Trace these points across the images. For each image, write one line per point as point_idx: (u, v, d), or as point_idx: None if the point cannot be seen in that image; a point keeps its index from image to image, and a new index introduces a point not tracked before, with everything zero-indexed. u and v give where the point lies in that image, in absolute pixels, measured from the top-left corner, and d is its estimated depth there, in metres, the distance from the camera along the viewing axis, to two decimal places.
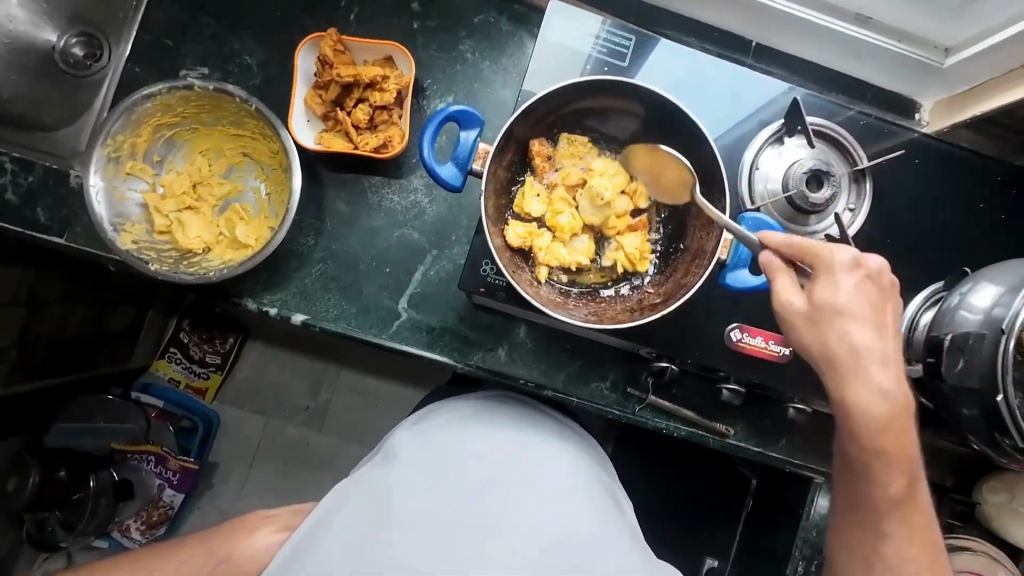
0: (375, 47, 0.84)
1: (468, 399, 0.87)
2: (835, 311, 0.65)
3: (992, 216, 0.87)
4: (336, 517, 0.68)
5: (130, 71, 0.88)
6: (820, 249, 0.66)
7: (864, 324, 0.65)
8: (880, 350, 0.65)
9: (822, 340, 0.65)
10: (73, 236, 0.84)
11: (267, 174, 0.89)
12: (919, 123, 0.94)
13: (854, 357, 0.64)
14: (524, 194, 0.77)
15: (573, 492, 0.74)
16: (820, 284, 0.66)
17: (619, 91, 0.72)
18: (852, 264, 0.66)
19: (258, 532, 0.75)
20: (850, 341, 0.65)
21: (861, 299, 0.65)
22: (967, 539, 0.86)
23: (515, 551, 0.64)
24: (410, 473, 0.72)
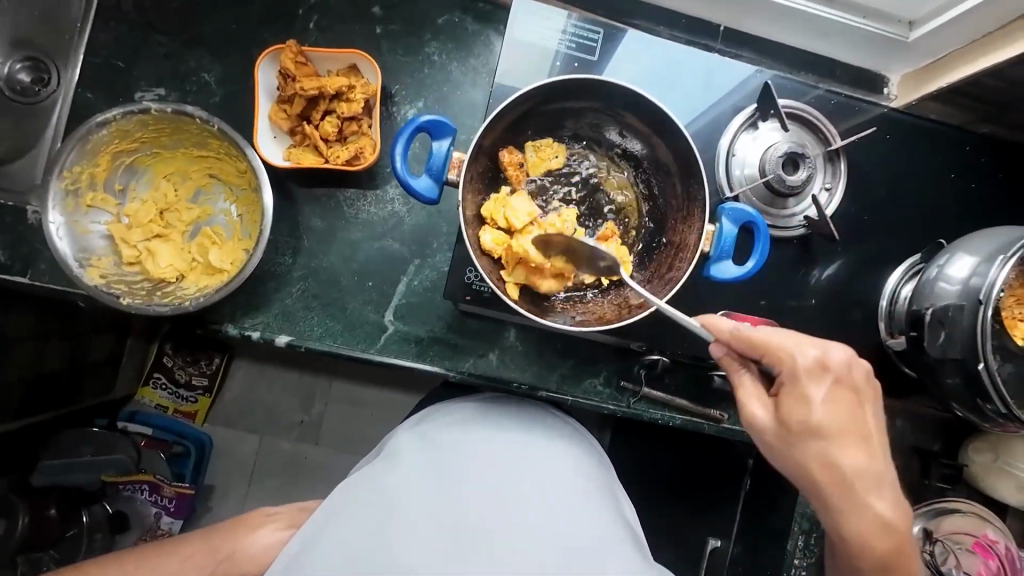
0: (338, 55, 0.81)
1: (465, 401, 0.86)
2: (813, 431, 0.65)
3: (963, 185, 0.88)
4: (341, 516, 0.70)
5: (82, 96, 0.84)
6: (782, 356, 0.65)
7: (844, 444, 0.65)
8: (869, 472, 0.65)
9: (804, 463, 0.65)
10: (37, 274, 0.80)
11: (237, 195, 0.86)
12: (888, 97, 0.95)
13: (840, 481, 0.65)
14: (499, 201, 0.74)
15: (572, 488, 0.77)
16: (793, 403, 0.65)
17: (592, 90, 0.71)
18: (817, 369, 0.65)
19: (262, 529, 0.78)
20: (834, 461, 0.65)
21: (834, 413, 0.65)
22: (957, 501, 0.89)
23: (521, 551, 0.67)
24: (415, 474, 0.73)
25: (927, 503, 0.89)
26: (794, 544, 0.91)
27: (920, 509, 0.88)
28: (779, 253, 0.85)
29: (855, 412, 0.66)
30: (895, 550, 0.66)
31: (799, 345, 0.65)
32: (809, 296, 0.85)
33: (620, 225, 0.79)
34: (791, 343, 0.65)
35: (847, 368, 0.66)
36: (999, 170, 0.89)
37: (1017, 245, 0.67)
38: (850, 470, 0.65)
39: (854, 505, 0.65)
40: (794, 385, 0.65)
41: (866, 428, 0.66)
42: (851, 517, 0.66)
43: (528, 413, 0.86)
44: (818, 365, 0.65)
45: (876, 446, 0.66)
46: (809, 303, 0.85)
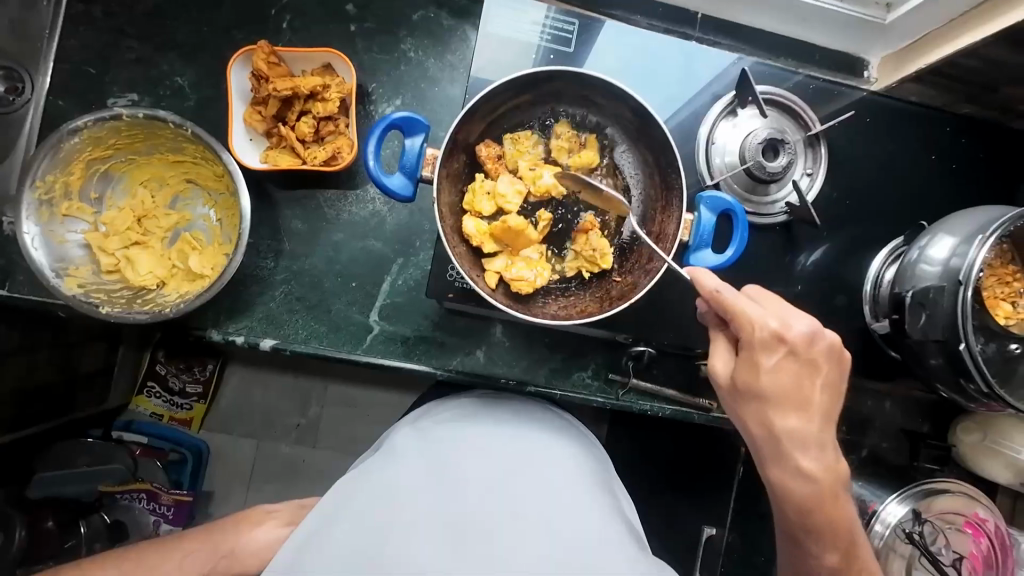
0: (312, 55, 0.80)
1: (463, 398, 0.86)
2: (757, 394, 0.66)
3: (945, 166, 0.88)
4: (342, 511, 0.70)
5: (54, 104, 0.83)
6: (741, 318, 0.65)
7: (785, 409, 0.66)
8: (803, 437, 0.66)
9: (745, 421, 0.68)
10: (16, 286, 0.80)
11: (215, 199, 0.85)
12: (868, 80, 0.94)
13: (775, 444, 0.67)
14: (477, 191, 0.74)
15: (570, 481, 0.77)
16: (743, 366, 0.66)
17: (567, 82, 0.71)
18: (772, 339, 0.64)
19: (262, 526, 0.80)
20: (773, 424, 0.66)
21: (782, 380, 0.65)
22: (949, 483, 0.87)
23: (518, 545, 0.68)
24: (415, 469, 0.74)
25: (916, 485, 0.87)
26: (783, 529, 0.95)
27: (910, 492, 0.86)
28: (762, 240, 0.84)
29: (806, 383, 0.66)
30: (821, 516, 0.68)
31: (759, 314, 0.65)
32: (795, 282, 0.85)
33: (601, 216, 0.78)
34: (753, 312, 0.65)
35: (806, 342, 0.65)
36: (981, 150, 0.89)
37: (995, 224, 0.67)
38: (789, 435, 0.66)
39: (783, 467, 0.67)
40: (747, 351, 0.65)
41: (815, 400, 0.66)
42: (778, 478, 0.68)
43: (521, 408, 0.86)
44: (776, 337, 0.64)
45: (822, 416, 0.66)
46: (795, 289, 0.85)
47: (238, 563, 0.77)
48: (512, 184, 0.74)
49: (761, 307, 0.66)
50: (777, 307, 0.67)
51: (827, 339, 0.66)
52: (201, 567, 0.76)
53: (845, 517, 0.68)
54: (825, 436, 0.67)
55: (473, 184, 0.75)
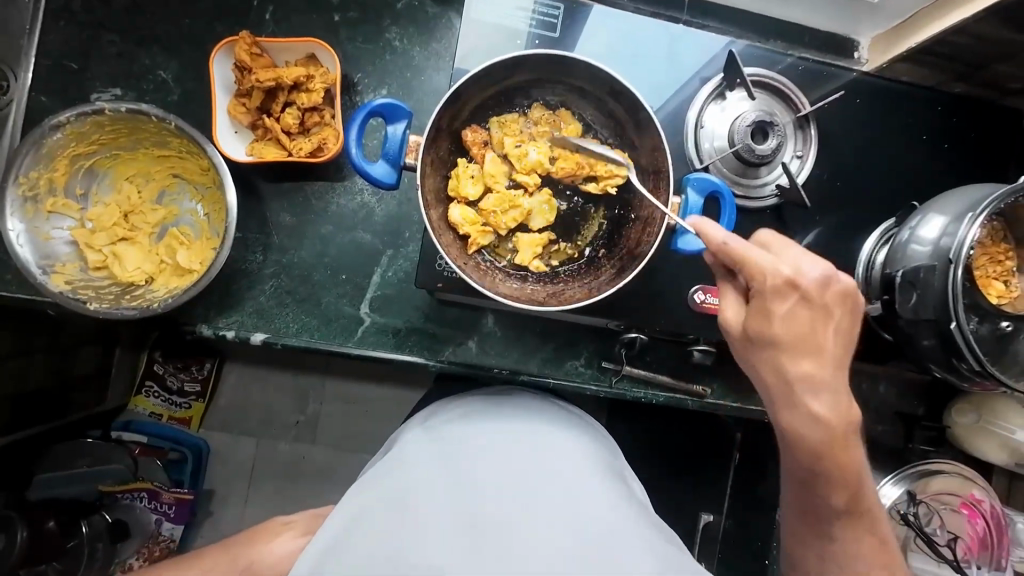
0: (295, 45, 0.79)
1: (474, 394, 0.87)
2: (768, 343, 0.65)
3: (935, 145, 0.88)
4: (359, 520, 0.67)
5: (37, 100, 0.82)
6: (748, 262, 0.64)
7: (798, 354, 0.65)
8: (818, 383, 0.65)
9: (756, 369, 0.68)
10: (4, 285, 0.79)
11: (202, 193, 0.85)
12: (858, 61, 0.93)
13: (788, 391, 0.66)
14: (461, 177, 0.73)
15: (585, 470, 0.76)
16: (754, 312, 0.66)
17: (555, 68, 0.71)
18: (783, 281, 0.63)
19: (278, 538, 0.76)
20: (784, 371, 0.66)
21: (794, 327, 0.64)
22: (943, 463, 0.89)
23: (541, 534, 0.66)
24: (427, 470, 0.72)
25: (911, 466, 0.89)
26: None
27: (905, 472, 0.88)
28: (753, 225, 0.84)
29: (820, 328, 0.65)
30: (833, 461, 0.67)
31: (769, 262, 0.64)
32: None
33: (586, 204, 0.78)
34: (765, 258, 0.64)
35: (818, 286, 0.64)
36: (972, 129, 0.88)
37: (985, 202, 0.67)
38: (803, 382, 0.65)
39: (794, 408, 0.66)
40: (757, 296, 0.65)
41: (828, 346, 0.65)
42: (792, 426, 0.67)
43: (522, 401, 0.85)
44: (790, 284, 0.64)
45: (836, 363, 0.66)
46: None
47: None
48: (496, 170, 0.74)
49: (771, 255, 0.66)
50: (787, 254, 0.66)
51: (841, 283, 0.65)
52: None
53: (854, 457, 0.67)
54: (840, 383, 0.66)
55: (455, 168, 0.74)
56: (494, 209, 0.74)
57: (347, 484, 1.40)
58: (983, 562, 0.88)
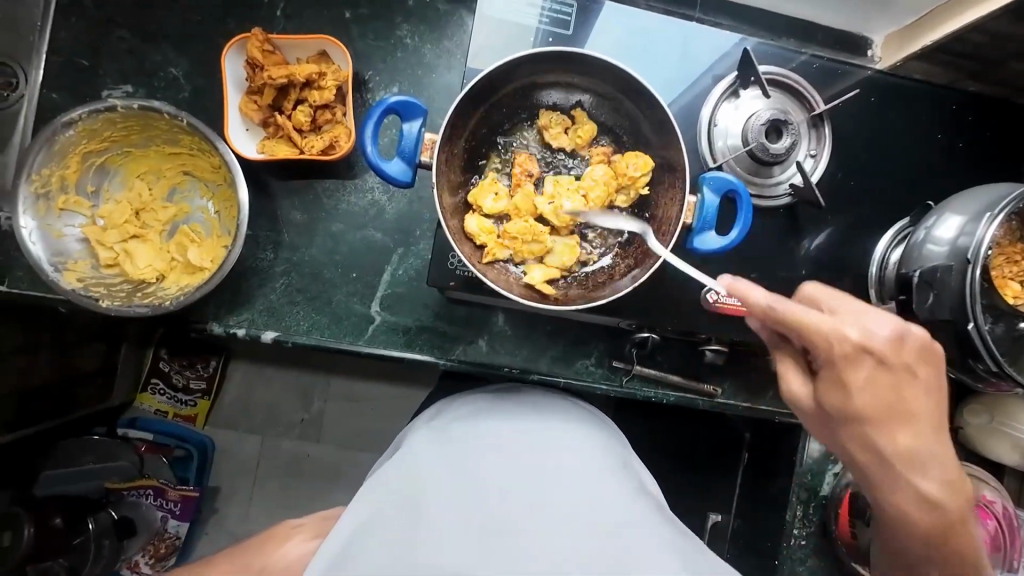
0: (307, 42, 0.79)
1: (482, 390, 0.86)
2: (851, 417, 0.63)
3: (950, 144, 0.87)
4: (369, 526, 0.65)
5: (47, 98, 0.82)
6: (825, 343, 0.60)
7: (894, 429, 0.63)
8: (921, 456, 0.64)
9: (842, 444, 0.66)
10: (15, 282, 0.79)
11: (213, 191, 0.85)
12: (872, 59, 0.93)
13: (892, 467, 0.65)
14: (483, 187, 0.74)
15: (593, 464, 0.75)
16: (828, 388, 0.63)
17: (570, 65, 0.70)
18: (858, 348, 0.60)
19: (290, 542, 0.75)
20: (877, 446, 0.64)
21: (877, 397, 0.62)
22: (954, 464, 0.88)
23: (554, 532, 0.66)
24: (434, 471, 0.72)
25: None
26: (793, 514, 0.90)
27: None
28: (765, 224, 0.84)
29: (903, 394, 0.63)
30: (949, 524, 0.66)
31: (829, 321, 0.60)
32: (800, 266, 0.84)
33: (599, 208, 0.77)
34: (827, 321, 0.60)
35: (893, 346, 0.61)
36: (986, 128, 0.88)
37: (1004, 202, 0.66)
38: (899, 457, 0.64)
39: (894, 486, 0.65)
40: (831, 372, 0.62)
41: (918, 410, 0.63)
42: (890, 503, 0.67)
43: (533, 398, 0.84)
44: (861, 347, 0.61)
45: (929, 427, 0.64)
46: (801, 274, 0.84)
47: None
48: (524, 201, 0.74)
49: (831, 316, 0.62)
50: (849, 309, 0.62)
51: (913, 336, 0.62)
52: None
53: (969, 538, 0.66)
54: (938, 450, 0.64)
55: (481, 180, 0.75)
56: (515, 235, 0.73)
57: (353, 482, 1.40)
58: (996, 564, 0.87)
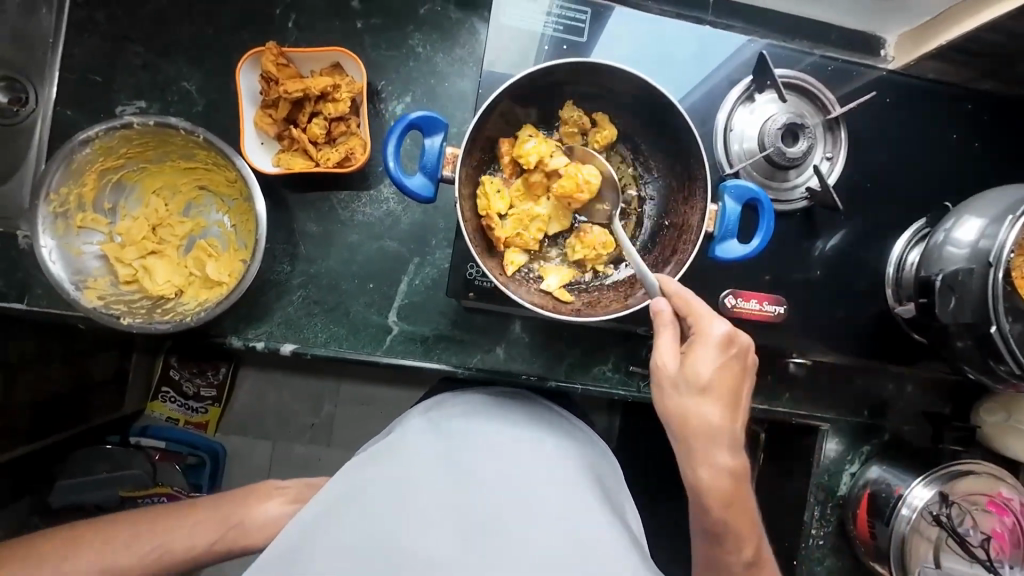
0: (321, 54, 0.79)
1: (481, 391, 0.84)
2: (697, 391, 0.62)
3: (967, 145, 0.87)
4: (346, 508, 0.64)
5: (62, 114, 0.82)
6: (699, 313, 0.64)
7: (717, 407, 0.63)
8: (730, 437, 0.64)
9: (678, 415, 0.63)
10: (34, 299, 0.80)
11: (229, 205, 0.85)
12: (885, 59, 0.92)
13: (704, 438, 0.63)
14: (490, 190, 0.72)
15: (581, 474, 0.74)
16: (694, 362, 0.63)
17: (586, 74, 0.70)
18: (723, 339, 0.63)
19: (270, 501, 0.79)
20: (702, 419, 0.63)
21: (722, 381, 0.63)
22: (974, 463, 0.86)
23: (535, 537, 0.64)
24: (427, 462, 0.70)
25: (943, 467, 0.85)
26: (811, 514, 0.94)
27: (936, 474, 0.85)
28: (779, 228, 0.84)
29: (739, 386, 0.65)
30: (731, 509, 0.64)
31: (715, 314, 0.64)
32: (814, 268, 0.84)
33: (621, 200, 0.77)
34: (707, 309, 0.64)
35: (747, 350, 0.65)
36: (1003, 129, 0.87)
37: None
38: (714, 433, 0.63)
39: (705, 462, 0.63)
40: (699, 341, 0.63)
41: (741, 400, 0.65)
42: (697, 479, 0.64)
43: (528, 406, 0.82)
44: (727, 340, 0.63)
45: (744, 422, 0.66)
46: (815, 275, 0.84)
47: (245, 536, 0.75)
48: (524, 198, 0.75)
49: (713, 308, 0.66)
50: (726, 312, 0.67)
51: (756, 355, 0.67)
52: (206, 538, 0.74)
53: (752, 515, 0.66)
54: (742, 442, 0.66)
55: (483, 182, 0.73)
56: (514, 232, 0.73)
57: None
58: (1013, 562, 0.87)
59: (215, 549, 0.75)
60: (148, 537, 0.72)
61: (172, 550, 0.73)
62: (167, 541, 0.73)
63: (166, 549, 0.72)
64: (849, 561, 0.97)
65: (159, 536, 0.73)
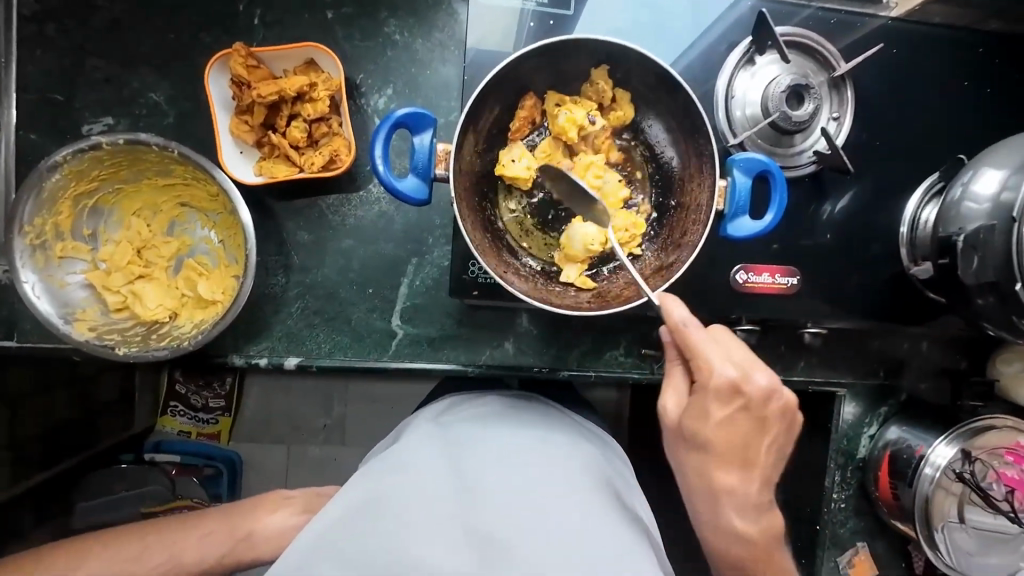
0: (293, 52, 0.74)
1: (491, 396, 0.80)
2: (698, 445, 0.63)
3: (978, 91, 0.83)
4: (354, 515, 0.59)
5: (25, 139, 0.77)
6: (702, 364, 0.61)
7: (726, 464, 0.64)
8: (743, 493, 0.65)
9: (685, 469, 0.66)
10: (24, 336, 0.77)
11: (214, 220, 0.81)
12: (886, 7, 0.81)
13: (710, 498, 0.65)
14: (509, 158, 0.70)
15: (594, 479, 0.67)
16: (693, 417, 0.62)
17: (575, 52, 0.66)
18: (728, 393, 0.60)
19: (276, 513, 0.77)
20: (711, 479, 0.65)
21: (728, 436, 0.62)
22: (995, 418, 0.86)
23: (543, 549, 0.56)
24: (436, 467, 0.64)
25: (964, 424, 0.85)
26: (832, 480, 0.94)
27: (957, 432, 0.84)
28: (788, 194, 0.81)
29: (754, 440, 0.64)
30: (753, 564, 0.68)
31: (722, 361, 0.61)
32: (823, 233, 0.82)
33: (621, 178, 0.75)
34: (712, 361, 0.61)
35: (761, 401, 0.62)
36: (1014, 71, 0.84)
37: None
38: (725, 490, 0.65)
39: (716, 518, 0.66)
40: (700, 398, 0.61)
41: (759, 458, 0.65)
42: (710, 534, 0.67)
43: (540, 406, 0.80)
44: (734, 391, 0.61)
45: (760, 474, 0.65)
46: (825, 240, 0.82)
47: (252, 549, 0.74)
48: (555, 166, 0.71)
49: (725, 353, 0.62)
50: (744, 355, 0.62)
51: (782, 399, 0.63)
52: (216, 550, 0.73)
53: (779, 565, 0.68)
54: (761, 493, 0.66)
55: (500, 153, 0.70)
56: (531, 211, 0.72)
57: None
58: None
59: (223, 562, 0.73)
60: (159, 550, 0.71)
61: (182, 563, 0.71)
62: (179, 554, 0.71)
63: (177, 563, 0.71)
64: (871, 520, 0.97)
65: (170, 548, 0.72)
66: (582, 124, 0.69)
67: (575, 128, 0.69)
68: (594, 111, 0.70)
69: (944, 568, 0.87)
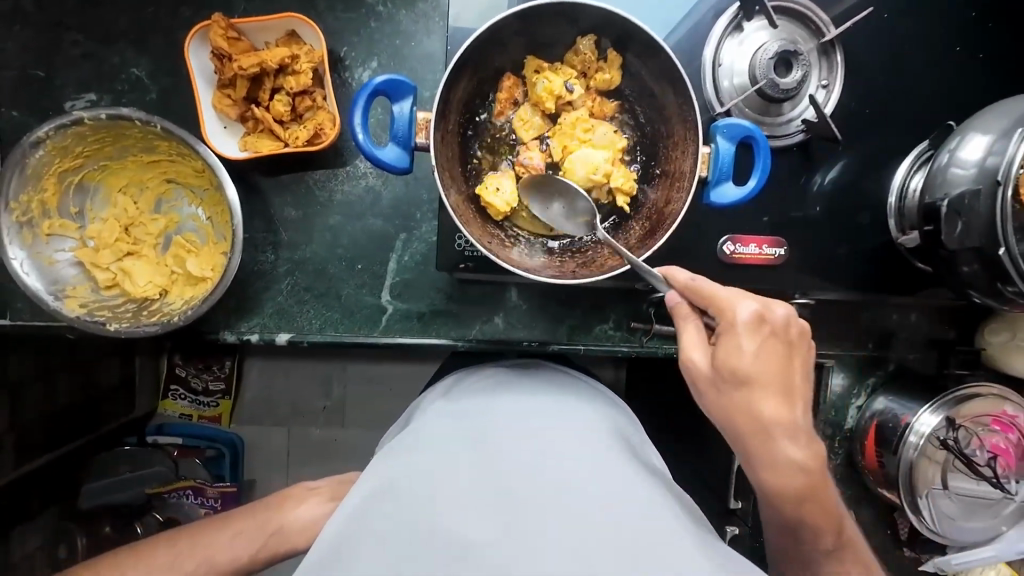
0: (273, 23, 0.73)
1: (496, 367, 0.82)
2: (739, 381, 0.61)
3: (971, 57, 0.82)
4: (377, 492, 0.57)
5: (8, 116, 0.77)
6: (724, 303, 0.61)
7: (773, 394, 0.62)
8: (790, 427, 0.63)
9: (728, 411, 0.62)
10: (17, 314, 0.78)
11: (201, 197, 0.81)
12: None
13: (758, 430, 0.62)
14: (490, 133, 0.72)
15: (609, 437, 0.67)
16: (726, 352, 0.61)
17: (557, 17, 0.65)
18: (755, 321, 0.61)
19: (305, 504, 0.76)
20: (754, 410, 0.62)
21: (766, 363, 0.61)
22: (980, 386, 0.86)
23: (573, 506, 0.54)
24: (451, 438, 0.64)
25: (949, 392, 0.85)
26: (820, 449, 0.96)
27: (942, 400, 0.85)
28: (776, 165, 0.80)
29: (788, 363, 0.63)
30: (812, 512, 0.65)
31: (740, 297, 0.62)
32: (812, 205, 0.81)
33: None
34: (730, 292, 0.62)
35: (786, 324, 0.62)
36: (1008, 35, 0.82)
37: None
38: (775, 427, 0.62)
39: (772, 461, 0.63)
40: (729, 333, 0.61)
41: (796, 383, 0.63)
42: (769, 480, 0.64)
43: (539, 370, 0.81)
44: (760, 318, 0.61)
45: (806, 402, 0.64)
46: (814, 211, 0.82)
47: (285, 543, 0.72)
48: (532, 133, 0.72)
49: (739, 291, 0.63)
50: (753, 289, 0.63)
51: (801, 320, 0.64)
52: (247, 549, 0.71)
53: (832, 501, 0.66)
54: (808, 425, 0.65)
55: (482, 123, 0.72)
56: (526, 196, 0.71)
57: None
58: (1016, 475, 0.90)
59: (258, 559, 0.71)
60: (192, 555, 0.69)
61: (216, 564, 0.69)
62: (212, 556, 0.69)
63: (211, 563, 0.69)
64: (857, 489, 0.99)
65: (204, 552, 0.69)
66: (560, 93, 0.70)
67: (553, 96, 0.69)
68: (573, 79, 0.70)
69: (928, 534, 0.89)
